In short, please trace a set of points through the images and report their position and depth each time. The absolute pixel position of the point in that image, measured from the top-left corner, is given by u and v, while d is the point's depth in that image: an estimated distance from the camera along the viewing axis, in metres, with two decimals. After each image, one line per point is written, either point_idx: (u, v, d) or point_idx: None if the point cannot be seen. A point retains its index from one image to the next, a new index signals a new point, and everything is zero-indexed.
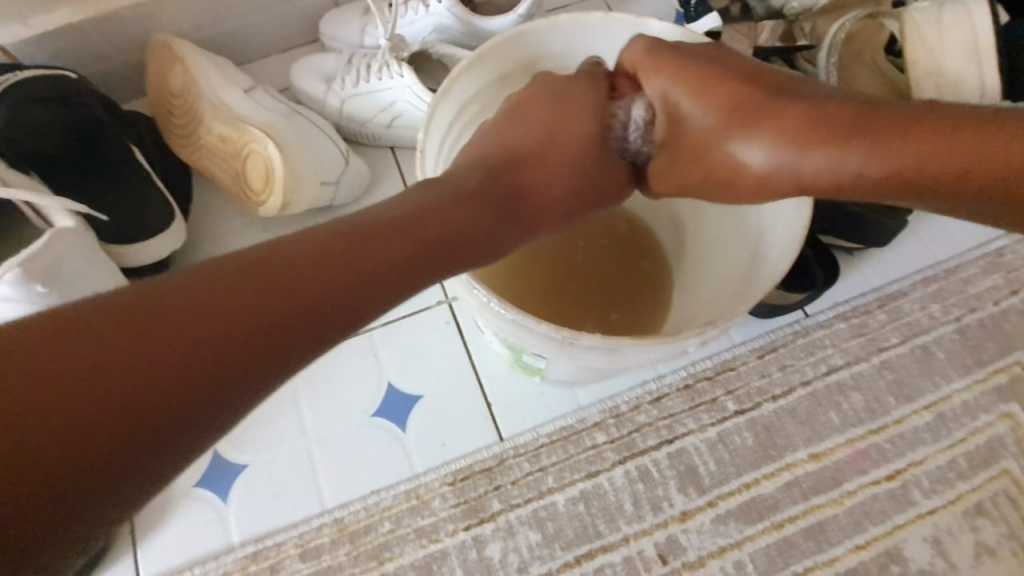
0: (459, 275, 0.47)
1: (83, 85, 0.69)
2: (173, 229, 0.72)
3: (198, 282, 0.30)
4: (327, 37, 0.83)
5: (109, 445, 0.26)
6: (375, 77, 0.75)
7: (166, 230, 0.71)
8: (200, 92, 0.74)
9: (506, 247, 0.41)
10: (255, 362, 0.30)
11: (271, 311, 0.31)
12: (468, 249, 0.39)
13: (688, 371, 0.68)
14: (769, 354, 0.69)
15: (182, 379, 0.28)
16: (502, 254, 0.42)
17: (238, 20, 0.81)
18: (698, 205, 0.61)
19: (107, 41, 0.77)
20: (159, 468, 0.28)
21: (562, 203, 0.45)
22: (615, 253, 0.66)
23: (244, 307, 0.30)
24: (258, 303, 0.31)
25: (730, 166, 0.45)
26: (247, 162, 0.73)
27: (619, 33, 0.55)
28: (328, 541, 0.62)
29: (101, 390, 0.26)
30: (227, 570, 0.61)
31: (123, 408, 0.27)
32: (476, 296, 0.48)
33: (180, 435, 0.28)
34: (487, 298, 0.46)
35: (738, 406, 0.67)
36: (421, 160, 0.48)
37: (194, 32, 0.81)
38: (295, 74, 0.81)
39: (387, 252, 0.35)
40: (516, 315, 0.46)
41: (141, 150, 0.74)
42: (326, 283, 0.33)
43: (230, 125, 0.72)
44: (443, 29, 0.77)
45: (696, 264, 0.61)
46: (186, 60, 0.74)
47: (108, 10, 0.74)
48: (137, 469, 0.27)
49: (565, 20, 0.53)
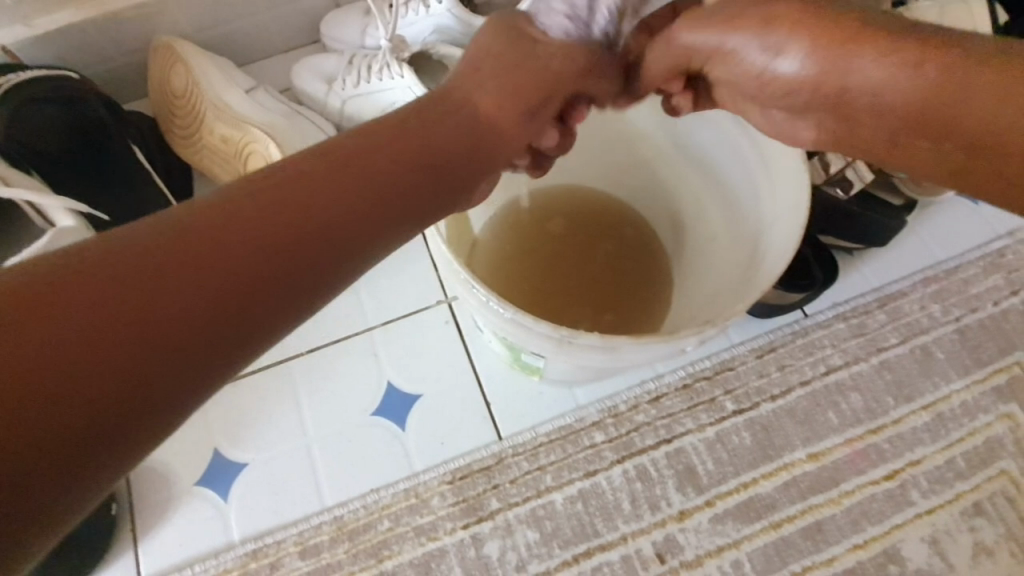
0: (460, 274, 0.47)
1: (84, 84, 0.70)
2: None
3: (152, 238, 0.28)
4: (328, 38, 0.84)
5: (90, 390, 0.24)
6: (376, 77, 0.76)
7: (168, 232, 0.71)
8: (202, 93, 0.74)
9: (476, 185, 0.41)
10: (223, 321, 0.28)
11: (253, 244, 0.30)
12: (442, 184, 0.38)
13: (687, 370, 0.68)
14: (767, 354, 0.69)
15: (168, 318, 0.27)
16: (473, 191, 0.41)
17: (240, 21, 0.82)
18: (697, 204, 0.61)
19: (110, 42, 0.78)
20: (142, 423, 0.26)
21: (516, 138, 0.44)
22: (614, 252, 0.66)
23: (204, 261, 0.28)
24: (239, 237, 0.30)
25: (765, 74, 0.43)
26: (249, 162, 0.72)
27: None
28: (328, 538, 0.62)
29: (48, 351, 0.24)
30: (227, 568, 0.61)
31: (102, 349, 0.25)
32: (476, 296, 0.48)
33: (171, 376, 0.26)
34: (487, 297, 0.47)
35: (737, 405, 0.67)
36: None
37: (196, 33, 0.81)
38: (296, 75, 0.82)
39: (363, 185, 0.34)
40: (515, 314, 0.46)
41: (143, 149, 0.75)
42: (310, 214, 0.32)
43: (232, 125, 0.72)
44: (443, 30, 0.77)
45: (695, 264, 0.61)
46: (188, 61, 0.75)
47: (111, 11, 0.75)
48: (129, 417, 0.25)
49: None
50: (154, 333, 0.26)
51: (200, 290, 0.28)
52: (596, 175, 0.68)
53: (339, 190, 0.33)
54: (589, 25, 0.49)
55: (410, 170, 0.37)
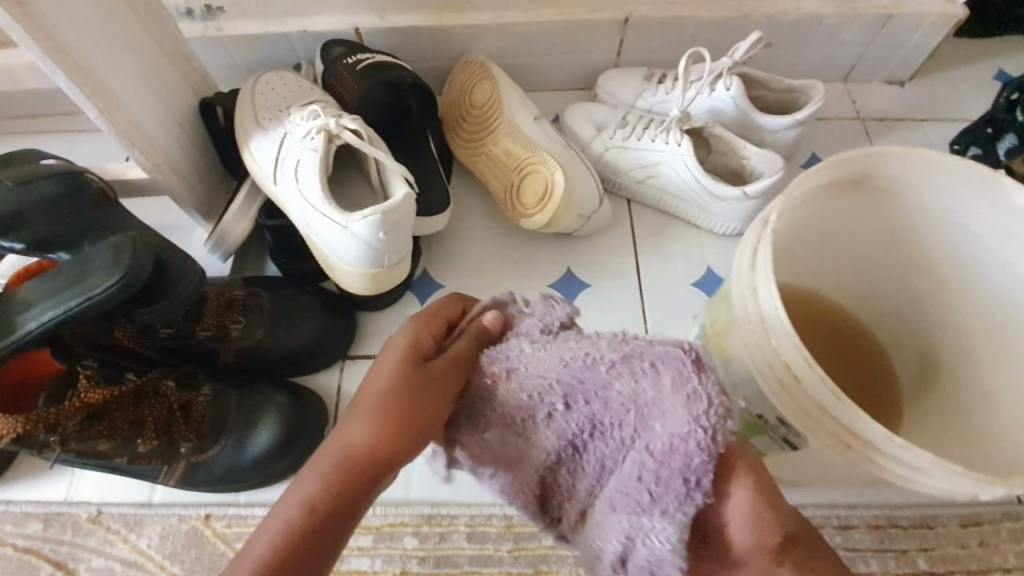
0: (759, 342, 0.50)
1: (408, 71, 0.80)
2: (446, 212, 0.80)
3: (326, 473, 0.43)
4: (604, 90, 0.91)
5: (327, 541, 0.42)
6: (649, 137, 0.82)
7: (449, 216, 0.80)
8: (499, 106, 0.82)
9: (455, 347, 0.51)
10: (361, 483, 0.44)
11: (383, 446, 0.44)
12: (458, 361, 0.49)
13: (884, 512, 0.67)
14: (974, 526, 0.67)
15: (313, 513, 0.42)
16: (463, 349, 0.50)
17: (538, 56, 0.93)
18: (967, 353, 0.60)
19: (431, 48, 0.91)
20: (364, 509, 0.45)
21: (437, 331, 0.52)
22: (849, 359, 0.67)
23: (334, 480, 0.43)
24: (362, 454, 0.44)
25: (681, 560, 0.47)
26: (526, 179, 0.80)
27: (969, 181, 0.54)
28: (496, 532, 0.67)
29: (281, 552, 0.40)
30: (403, 521, 0.67)
31: (299, 534, 0.41)
32: (772, 375, 0.49)
33: (359, 502, 0.44)
34: (789, 379, 0.48)
35: (930, 566, 0.66)
36: (760, 250, 0.50)
37: (497, 57, 0.93)
38: (568, 113, 0.89)
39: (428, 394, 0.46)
40: (815, 402, 0.47)
41: (433, 140, 0.85)
42: (381, 433, 0.44)
43: (520, 144, 0.80)
44: (717, 111, 0.83)
45: (941, 407, 0.60)
46: (492, 74, 0.84)
47: (446, 25, 0.87)
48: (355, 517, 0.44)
49: (918, 153, 0.53)
50: (345, 495, 0.43)
51: (350, 488, 0.43)
52: (848, 287, 0.67)
53: (337, 479, 0.43)
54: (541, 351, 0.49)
55: (359, 463, 0.44)
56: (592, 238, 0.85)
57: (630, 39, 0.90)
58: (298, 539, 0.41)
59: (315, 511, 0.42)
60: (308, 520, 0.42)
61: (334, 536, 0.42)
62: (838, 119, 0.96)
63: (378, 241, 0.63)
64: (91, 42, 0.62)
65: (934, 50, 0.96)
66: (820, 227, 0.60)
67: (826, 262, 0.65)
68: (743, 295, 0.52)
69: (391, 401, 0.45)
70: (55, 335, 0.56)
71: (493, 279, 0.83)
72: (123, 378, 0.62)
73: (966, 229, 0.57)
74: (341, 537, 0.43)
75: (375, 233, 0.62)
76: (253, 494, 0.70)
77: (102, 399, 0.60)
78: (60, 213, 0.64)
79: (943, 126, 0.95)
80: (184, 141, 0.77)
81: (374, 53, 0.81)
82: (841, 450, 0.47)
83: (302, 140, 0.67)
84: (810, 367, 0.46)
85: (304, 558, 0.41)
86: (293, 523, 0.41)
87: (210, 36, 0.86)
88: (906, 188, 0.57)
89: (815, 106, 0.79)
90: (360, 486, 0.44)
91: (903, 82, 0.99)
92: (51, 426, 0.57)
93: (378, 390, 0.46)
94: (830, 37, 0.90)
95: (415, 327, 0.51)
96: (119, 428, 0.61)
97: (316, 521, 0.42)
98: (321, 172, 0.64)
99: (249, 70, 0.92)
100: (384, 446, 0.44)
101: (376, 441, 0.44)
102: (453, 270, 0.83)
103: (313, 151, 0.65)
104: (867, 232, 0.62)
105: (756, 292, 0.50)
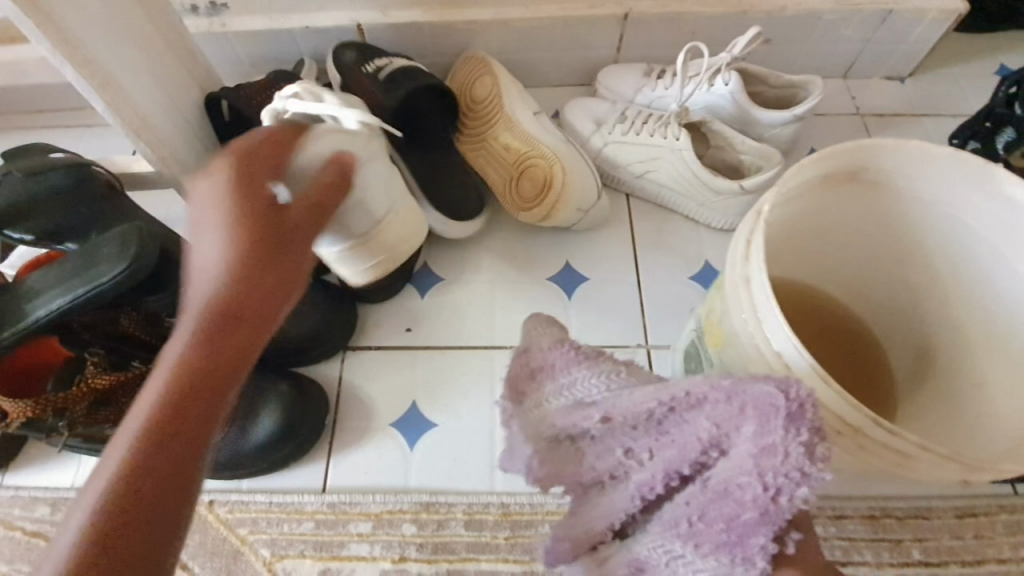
0: (751, 332, 0.51)
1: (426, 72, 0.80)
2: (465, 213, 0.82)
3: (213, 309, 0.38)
4: (603, 86, 0.92)
5: (207, 375, 0.36)
6: (648, 132, 0.83)
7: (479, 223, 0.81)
8: (500, 101, 0.83)
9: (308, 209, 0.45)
10: (246, 322, 0.38)
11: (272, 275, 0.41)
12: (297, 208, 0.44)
13: (879, 504, 0.68)
14: (968, 517, 0.68)
15: (201, 345, 0.36)
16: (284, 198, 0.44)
17: (539, 52, 0.93)
18: (962, 344, 0.60)
19: (432, 44, 0.92)
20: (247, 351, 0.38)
21: (257, 160, 0.44)
22: (841, 351, 0.68)
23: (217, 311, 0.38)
24: (248, 282, 0.39)
25: None
26: (525, 174, 0.81)
27: (962, 173, 0.54)
28: (493, 519, 0.68)
29: (161, 389, 0.34)
30: (401, 507, 0.68)
31: (186, 362, 0.35)
32: (763, 364, 0.50)
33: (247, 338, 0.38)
34: (777, 367, 0.49)
35: (924, 556, 0.66)
36: (752, 242, 0.51)
37: (497, 54, 0.94)
38: (568, 108, 0.90)
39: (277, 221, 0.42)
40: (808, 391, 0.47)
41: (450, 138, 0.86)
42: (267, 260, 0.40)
43: (519, 138, 0.81)
44: (717, 107, 0.83)
45: (935, 398, 0.61)
46: (494, 70, 0.85)
47: (448, 22, 0.88)
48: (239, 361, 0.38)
49: (913, 146, 0.53)
50: (228, 330, 0.38)
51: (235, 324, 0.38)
52: (842, 280, 0.68)
53: (224, 305, 0.38)
54: (557, 369, 0.55)
55: (244, 283, 0.39)
56: (591, 232, 0.86)
57: (630, 34, 0.90)
58: (189, 371, 0.35)
59: (202, 340, 0.36)
60: (198, 349, 0.36)
61: (218, 369, 0.36)
62: (837, 115, 0.96)
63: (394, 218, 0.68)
64: (99, 37, 0.63)
65: (934, 47, 0.96)
66: (815, 219, 0.61)
67: (821, 255, 0.65)
68: (736, 285, 0.52)
69: (261, 223, 0.41)
70: (64, 322, 0.58)
71: (492, 273, 0.84)
72: (130, 364, 0.64)
73: (961, 221, 0.57)
74: (230, 374, 0.37)
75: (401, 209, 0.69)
76: (255, 480, 0.71)
77: (109, 384, 0.62)
78: (68, 204, 0.65)
79: (943, 122, 0.95)
80: (189, 134, 0.78)
81: (391, 56, 0.80)
82: (830, 435, 0.48)
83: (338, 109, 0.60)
84: (799, 356, 0.47)
85: (182, 388, 0.35)
86: (184, 354, 0.36)
87: (215, 32, 0.87)
88: (901, 180, 0.57)
89: (814, 101, 0.79)
90: (250, 314, 0.39)
91: (902, 78, 0.99)
92: (59, 410, 0.59)
93: (241, 213, 0.41)
94: (830, 32, 0.91)
95: (244, 154, 0.44)
96: (125, 413, 0.63)
97: (204, 353, 0.36)
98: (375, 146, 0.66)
99: (253, 65, 0.93)
100: (264, 275, 0.40)
101: (259, 264, 0.40)
102: (454, 263, 0.84)
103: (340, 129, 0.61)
104: (862, 225, 0.62)
105: (749, 283, 0.51)
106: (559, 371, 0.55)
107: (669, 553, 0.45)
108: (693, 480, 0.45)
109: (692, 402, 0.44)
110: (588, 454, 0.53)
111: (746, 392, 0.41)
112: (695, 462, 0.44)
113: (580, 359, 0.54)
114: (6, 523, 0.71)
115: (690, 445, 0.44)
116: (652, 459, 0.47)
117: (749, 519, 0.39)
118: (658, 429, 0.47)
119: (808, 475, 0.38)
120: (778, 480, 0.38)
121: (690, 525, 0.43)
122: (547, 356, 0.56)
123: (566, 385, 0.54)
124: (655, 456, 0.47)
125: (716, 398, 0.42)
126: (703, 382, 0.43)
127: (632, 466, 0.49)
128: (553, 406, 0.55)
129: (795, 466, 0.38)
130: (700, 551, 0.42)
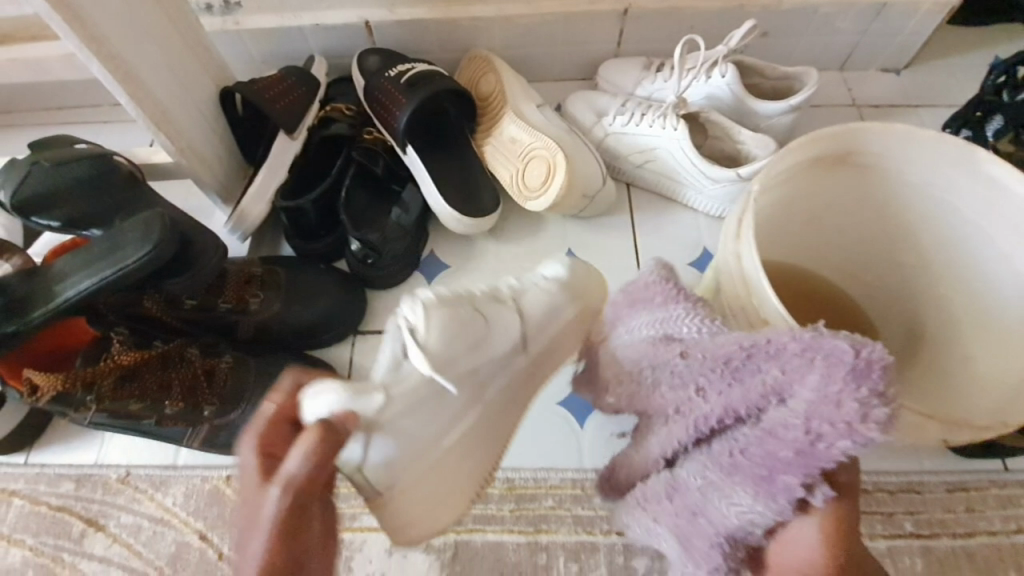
0: (744, 305, 0.53)
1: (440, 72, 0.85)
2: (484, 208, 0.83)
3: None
4: (604, 79, 0.95)
5: None
6: (647, 122, 0.85)
7: (491, 214, 0.83)
8: (503, 94, 0.86)
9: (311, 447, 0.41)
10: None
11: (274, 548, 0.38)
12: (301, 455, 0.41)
13: (871, 478, 0.70)
14: (959, 491, 0.70)
15: None
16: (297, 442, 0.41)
17: (541, 47, 0.96)
18: (950, 321, 0.63)
19: (437, 40, 0.95)
20: None
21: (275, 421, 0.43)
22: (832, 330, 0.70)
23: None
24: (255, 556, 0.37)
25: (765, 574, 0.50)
26: (529, 162, 0.83)
27: (946, 155, 0.56)
28: (498, 494, 0.71)
29: None
30: None
31: None
32: None
33: None
34: None
35: (916, 529, 0.69)
36: (743, 219, 0.54)
37: (501, 48, 0.96)
38: (570, 101, 0.93)
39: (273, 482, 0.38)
40: None
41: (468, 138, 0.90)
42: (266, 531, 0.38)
43: (523, 128, 0.84)
44: (714, 98, 0.86)
45: (925, 373, 0.63)
46: (496, 66, 0.88)
47: (452, 18, 0.91)
48: None
49: (898, 128, 0.56)
50: None
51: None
52: (834, 262, 0.70)
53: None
54: (662, 302, 0.55)
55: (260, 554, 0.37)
56: (592, 219, 0.89)
57: (629, 29, 0.93)
58: None
59: None
60: None
61: None
62: (834, 107, 0.99)
63: (509, 416, 0.61)
64: (122, 33, 0.67)
65: (928, 39, 0.98)
66: (806, 201, 0.63)
67: (812, 238, 0.68)
68: (728, 262, 0.55)
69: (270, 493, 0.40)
70: (89, 302, 0.61)
71: (497, 259, 0.86)
72: (153, 344, 0.68)
73: (946, 201, 0.60)
74: None
75: (473, 457, 0.56)
76: None
77: (132, 362, 0.66)
78: (93, 193, 0.68)
79: (937, 112, 0.98)
80: (205, 127, 0.81)
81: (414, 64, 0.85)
82: None
83: (434, 331, 0.50)
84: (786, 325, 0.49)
85: None
86: None
87: (228, 29, 0.90)
88: (887, 162, 0.60)
89: (808, 92, 0.81)
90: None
91: (898, 70, 1.01)
92: (87, 384, 0.63)
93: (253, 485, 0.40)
94: (824, 25, 0.93)
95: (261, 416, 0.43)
96: (148, 390, 0.66)
97: None
98: (565, 306, 0.62)
99: (265, 62, 0.97)
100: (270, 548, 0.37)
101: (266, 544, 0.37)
102: (460, 250, 0.87)
103: (507, 306, 0.59)
104: (851, 208, 0.65)
105: (740, 258, 0.54)
106: (658, 308, 0.55)
107: (707, 478, 0.49)
108: (748, 422, 0.47)
109: (771, 350, 0.45)
110: (659, 384, 0.53)
111: (823, 346, 0.42)
112: (754, 405, 0.46)
113: (682, 298, 0.54)
114: (33, 498, 0.74)
115: (753, 389, 0.46)
116: (715, 398, 0.49)
117: (790, 462, 0.43)
118: (728, 368, 0.48)
119: (857, 431, 0.41)
120: (822, 427, 0.42)
121: (731, 458, 0.47)
122: (650, 292, 0.56)
123: (659, 318, 0.54)
124: (719, 395, 0.49)
125: (794, 348, 0.43)
126: (786, 333, 0.44)
127: (692, 404, 0.50)
128: (636, 336, 0.56)
129: (845, 417, 0.41)
130: (733, 483, 0.47)
